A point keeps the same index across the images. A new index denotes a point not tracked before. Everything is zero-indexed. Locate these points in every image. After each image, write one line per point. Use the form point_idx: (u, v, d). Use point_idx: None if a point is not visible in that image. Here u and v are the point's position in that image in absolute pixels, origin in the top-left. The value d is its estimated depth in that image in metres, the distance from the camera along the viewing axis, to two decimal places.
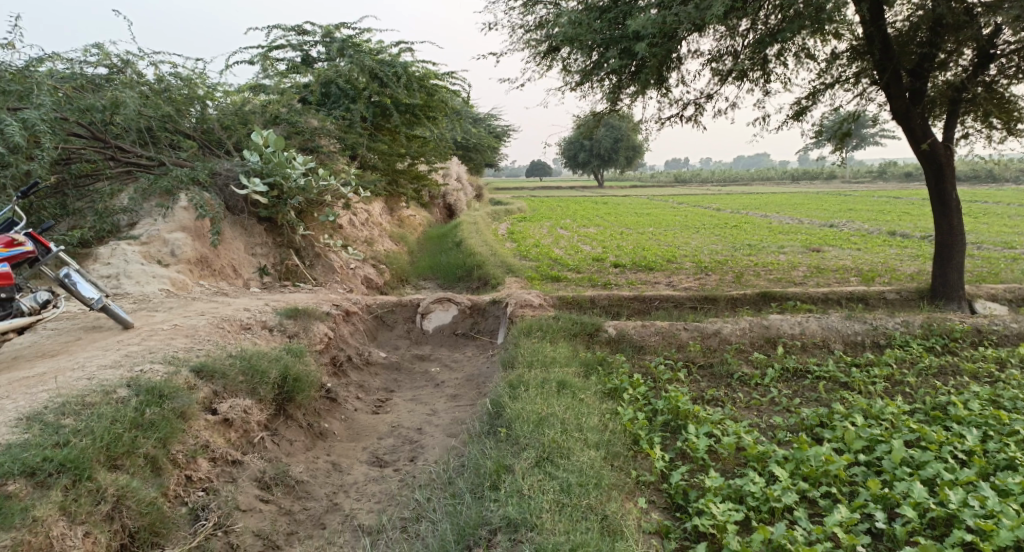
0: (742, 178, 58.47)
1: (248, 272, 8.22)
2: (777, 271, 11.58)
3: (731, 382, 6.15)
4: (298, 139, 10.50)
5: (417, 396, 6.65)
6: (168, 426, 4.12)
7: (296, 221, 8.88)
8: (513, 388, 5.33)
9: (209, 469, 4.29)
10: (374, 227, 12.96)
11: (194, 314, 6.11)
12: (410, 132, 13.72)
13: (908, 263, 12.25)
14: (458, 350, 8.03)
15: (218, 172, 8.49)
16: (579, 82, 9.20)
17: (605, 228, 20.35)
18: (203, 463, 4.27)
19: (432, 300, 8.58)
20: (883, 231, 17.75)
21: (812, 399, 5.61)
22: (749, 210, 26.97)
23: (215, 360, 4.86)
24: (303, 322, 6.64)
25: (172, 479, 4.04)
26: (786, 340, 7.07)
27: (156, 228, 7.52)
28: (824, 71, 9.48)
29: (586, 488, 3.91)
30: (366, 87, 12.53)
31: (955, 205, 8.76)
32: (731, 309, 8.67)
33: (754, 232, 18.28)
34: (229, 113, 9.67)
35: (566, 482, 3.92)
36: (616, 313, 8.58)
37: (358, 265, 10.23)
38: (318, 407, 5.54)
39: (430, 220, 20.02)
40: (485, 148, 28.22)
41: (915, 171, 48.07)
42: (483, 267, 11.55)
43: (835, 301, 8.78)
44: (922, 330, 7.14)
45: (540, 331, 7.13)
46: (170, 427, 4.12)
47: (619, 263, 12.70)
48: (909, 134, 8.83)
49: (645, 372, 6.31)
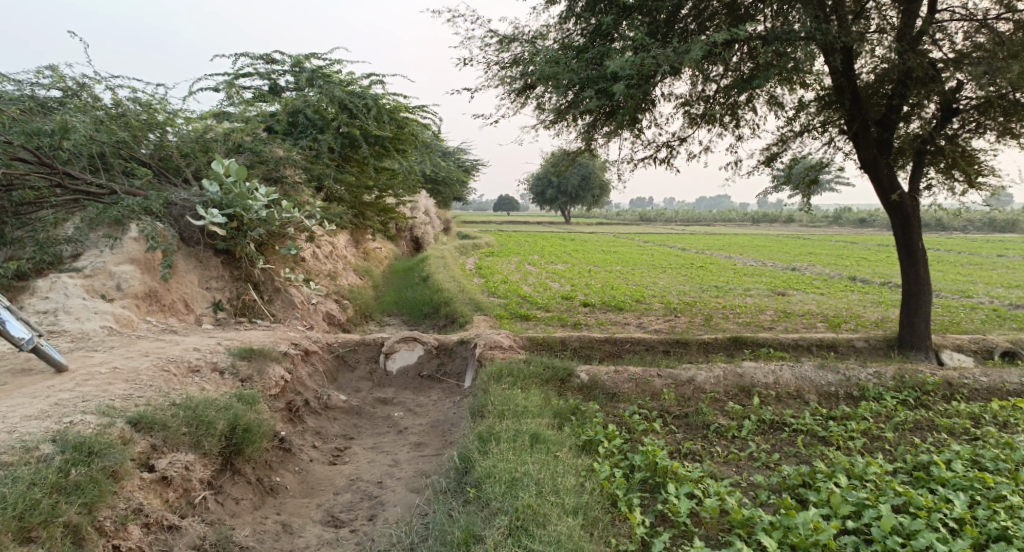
0: (705, 219, 59.57)
1: (201, 307, 7.77)
2: (745, 314, 11.55)
3: (708, 434, 5.94)
4: (261, 169, 10.15)
5: (378, 444, 6.26)
6: (95, 488, 3.72)
7: (255, 254, 8.48)
8: (483, 440, 5.01)
9: (141, 537, 3.86)
10: (337, 260, 12.56)
11: (137, 355, 5.67)
12: (379, 164, 13.48)
13: (872, 309, 12.36)
14: (423, 393, 7.66)
15: (174, 202, 8.08)
16: (552, 120, 9.13)
17: (573, 265, 20.26)
18: (135, 531, 3.84)
19: (397, 338, 8.21)
20: (845, 275, 18.05)
21: (791, 454, 5.46)
22: (714, 251, 27.35)
23: (156, 410, 4.44)
24: (258, 364, 6.22)
25: (97, 550, 3.61)
26: (760, 389, 6.90)
27: (102, 260, 7.05)
28: (792, 119, 9.55)
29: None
30: (334, 118, 12.29)
31: (921, 254, 8.80)
32: (703, 354, 8.51)
33: (720, 273, 18.37)
34: (190, 140, 9.30)
35: None
36: (586, 357, 8.35)
37: (320, 300, 9.83)
38: (270, 459, 5.12)
39: (396, 253, 19.68)
40: (453, 182, 28.13)
41: (870, 217, 49.64)
42: (450, 305, 11.25)
43: (806, 348, 8.71)
44: (895, 381, 7.06)
45: (510, 376, 6.82)
46: (98, 489, 3.74)
47: (588, 303, 12.53)
48: (876, 184, 8.88)
49: (618, 422, 6.05)
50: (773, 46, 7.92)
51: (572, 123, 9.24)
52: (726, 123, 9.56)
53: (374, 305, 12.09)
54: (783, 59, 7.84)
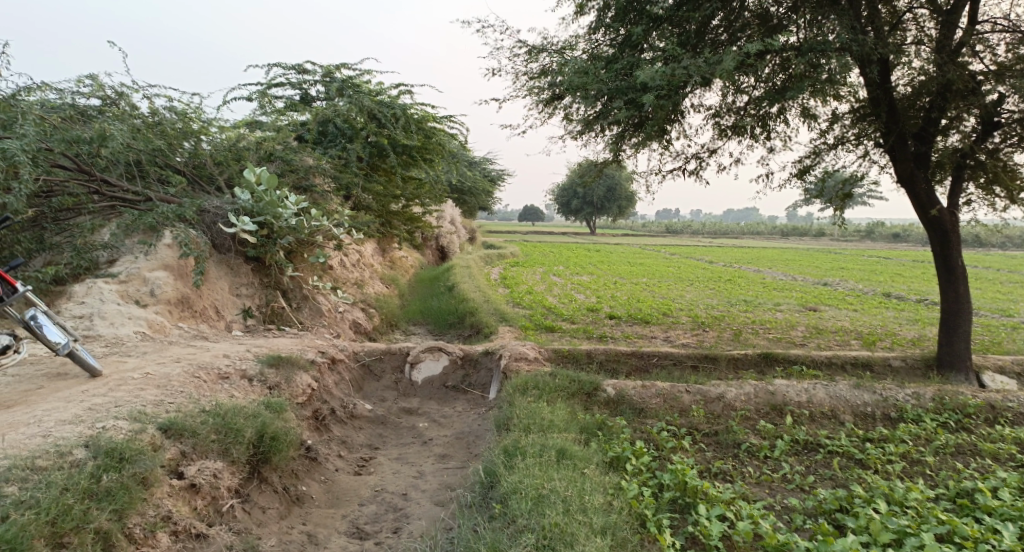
0: (732, 231, 58.91)
1: (231, 314, 7.84)
2: (775, 329, 11.33)
3: (738, 453, 5.81)
4: (292, 177, 10.26)
5: (403, 454, 6.23)
6: (125, 495, 3.75)
7: (285, 262, 8.56)
8: (510, 455, 4.95)
9: (169, 545, 3.87)
10: (365, 269, 12.64)
11: (169, 361, 5.72)
12: (407, 173, 13.57)
13: (907, 327, 12.07)
14: (448, 404, 7.62)
15: (206, 209, 8.20)
16: (580, 131, 9.10)
17: (598, 277, 20.12)
18: (163, 538, 3.85)
19: (423, 348, 8.20)
20: (878, 292, 17.67)
21: (826, 477, 5.32)
22: (742, 264, 27.02)
23: (186, 417, 4.47)
24: (285, 372, 6.24)
25: None
26: (792, 408, 6.74)
27: (137, 266, 7.16)
28: (826, 131, 9.35)
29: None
30: (364, 127, 12.40)
31: (961, 272, 8.55)
32: (733, 370, 8.36)
33: (749, 288, 18.12)
34: (223, 149, 9.45)
35: None
36: (613, 370, 8.25)
37: (347, 309, 9.87)
38: (296, 468, 5.12)
39: (422, 262, 19.75)
40: (480, 192, 28.23)
41: (903, 232, 48.64)
42: (476, 315, 11.23)
43: (840, 366, 8.50)
44: (934, 404, 6.84)
45: (536, 389, 6.76)
46: (128, 496, 3.76)
47: (615, 315, 12.42)
48: (914, 201, 8.66)
49: (647, 439, 5.94)
50: (807, 57, 7.79)
51: (601, 134, 9.20)
52: (757, 135, 9.44)
53: (401, 314, 12.12)
54: (817, 71, 7.69)
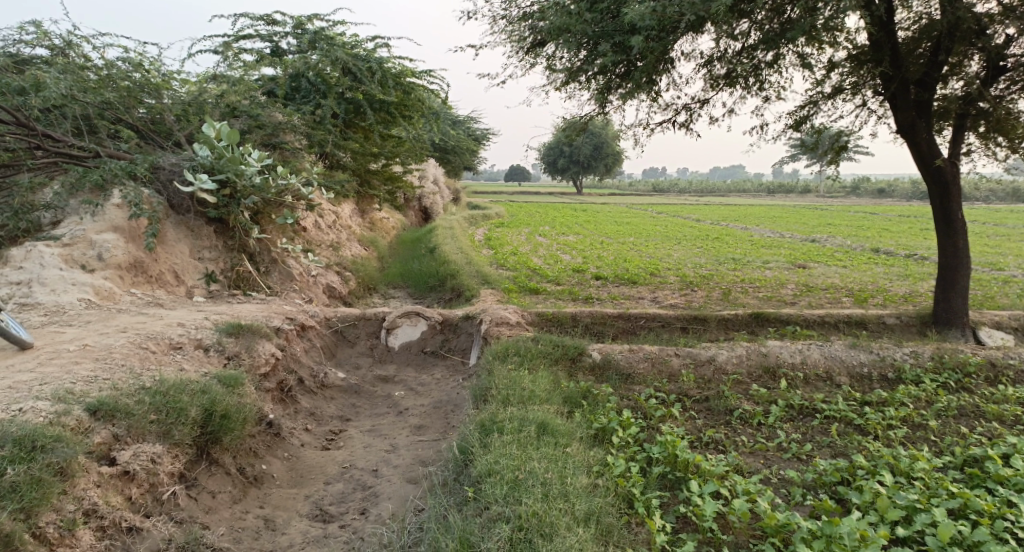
0: (719, 188, 58.46)
1: (192, 278, 7.33)
2: (765, 288, 10.97)
3: (731, 420, 5.46)
4: (260, 134, 9.61)
5: (376, 426, 5.84)
6: (35, 491, 3.32)
7: (249, 223, 8.00)
8: (486, 431, 4.56)
9: (93, 544, 3.47)
10: (341, 230, 12.08)
11: (114, 330, 5.25)
12: (385, 131, 12.93)
13: (898, 283, 11.80)
14: (426, 372, 7.22)
15: (161, 166, 7.62)
16: (564, 81, 8.56)
17: (585, 237, 19.68)
18: (86, 536, 3.44)
19: (399, 313, 7.74)
20: (867, 247, 17.38)
21: (824, 445, 5.00)
22: (729, 222, 26.63)
23: (119, 396, 4.04)
24: (246, 341, 5.77)
25: None
26: (786, 370, 6.41)
27: (82, 228, 6.64)
28: (822, 80, 8.87)
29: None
30: (338, 82, 11.71)
31: (961, 226, 8.18)
32: (723, 332, 8.01)
33: (736, 245, 17.78)
34: (182, 102, 8.79)
35: None
36: (599, 334, 7.88)
37: (320, 272, 9.37)
38: (254, 446, 4.71)
39: (404, 223, 19.19)
40: (464, 151, 27.46)
41: (888, 187, 48.43)
42: (457, 277, 10.77)
43: (833, 325, 8.17)
44: (933, 363, 6.53)
45: (517, 356, 6.35)
46: (40, 491, 3.34)
47: (601, 275, 12.03)
48: (914, 150, 8.24)
49: (634, 407, 5.57)
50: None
51: (585, 84, 8.64)
52: (750, 85, 8.94)
53: (379, 277, 11.65)
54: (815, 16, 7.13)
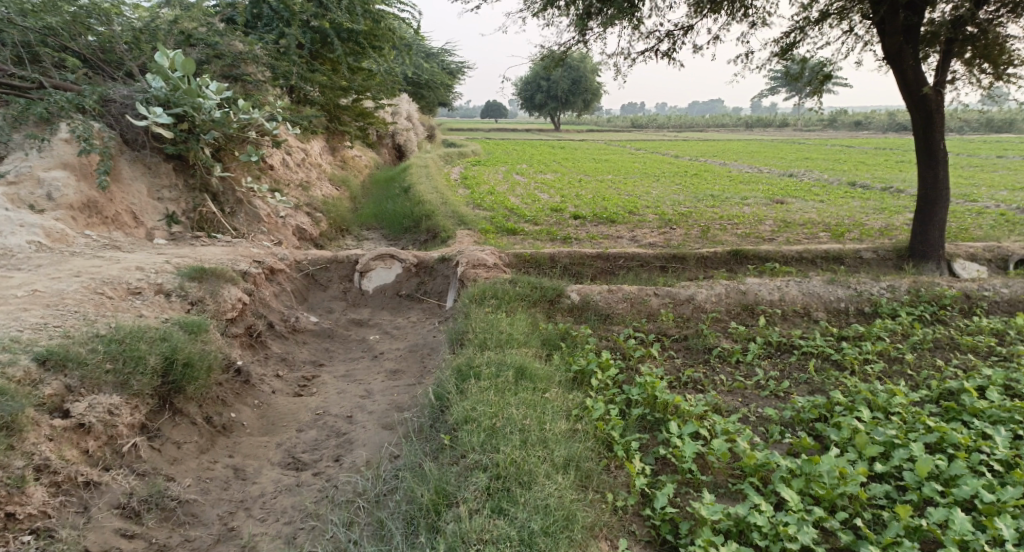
0: (697, 124, 57.81)
1: (152, 220, 7.00)
2: (744, 224, 10.88)
3: (710, 359, 5.42)
4: (218, 65, 9.05)
5: (351, 371, 5.70)
6: None
7: (211, 160, 7.59)
8: (462, 376, 4.45)
9: (47, 501, 3.32)
10: (311, 169, 11.66)
11: (68, 274, 4.98)
12: (354, 63, 12.34)
13: (874, 217, 11.79)
14: (401, 315, 7.06)
15: (111, 99, 7.14)
16: (540, 6, 8.12)
17: (562, 174, 19.36)
18: (37, 493, 3.29)
19: (372, 255, 7.51)
20: (844, 181, 17.32)
21: (801, 382, 4.98)
22: (707, 157, 26.34)
23: (70, 345, 3.85)
24: (211, 286, 5.52)
25: None
26: (765, 308, 6.35)
27: (27, 167, 6.24)
28: (808, 5, 8.56)
29: (552, 535, 3.13)
30: (301, 9, 11.05)
31: (942, 156, 8.09)
32: (701, 270, 7.92)
33: (714, 181, 17.63)
34: (133, 30, 8.20)
35: (528, 529, 3.12)
36: (577, 275, 7.75)
37: (290, 213, 9.03)
38: (222, 394, 4.55)
39: (377, 161, 18.66)
40: (438, 85, 26.60)
41: (865, 121, 48.28)
42: (432, 217, 10.50)
43: (811, 261, 8.13)
44: (909, 296, 6.52)
45: (494, 299, 6.20)
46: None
47: (579, 213, 11.83)
48: (899, 79, 8.04)
49: (612, 347, 5.50)
50: None
51: (563, 9, 8.22)
52: (734, 11, 8.61)
53: (352, 217, 11.34)
54: None
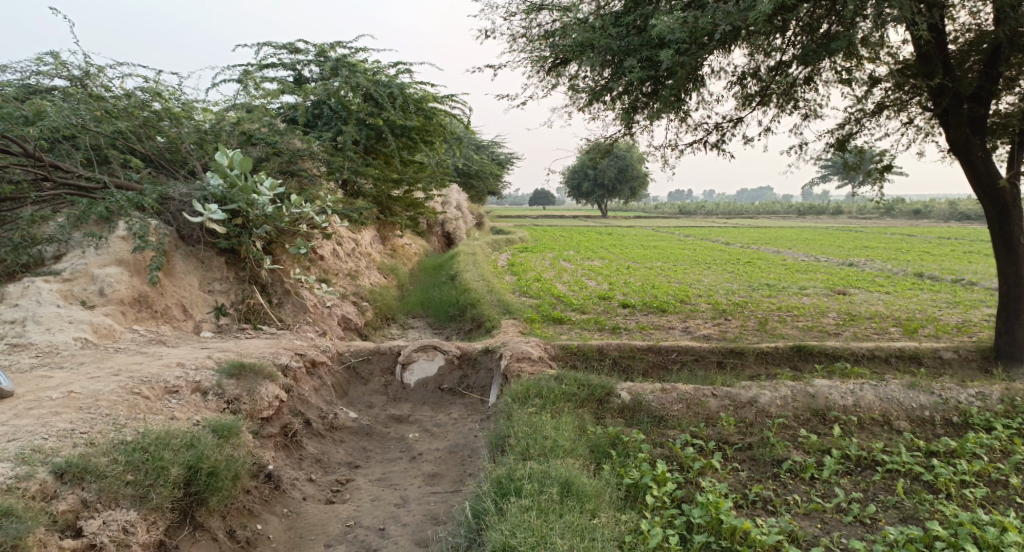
0: (747, 210, 57.42)
1: (201, 312, 7.01)
2: (803, 317, 10.31)
3: (779, 473, 4.89)
4: (276, 162, 9.33)
5: (387, 474, 5.37)
6: None
7: (261, 253, 7.65)
8: (503, 490, 4.08)
9: None
10: (361, 258, 11.76)
11: (107, 373, 4.91)
12: (407, 156, 12.67)
13: (948, 310, 11.08)
14: (443, 411, 6.74)
15: (171, 197, 7.37)
16: (587, 103, 8.20)
17: (611, 262, 19.16)
18: None
19: (415, 347, 7.30)
20: (909, 271, 16.56)
21: (889, 505, 4.44)
22: (760, 246, 25.86)
23: (91, 455, 3.73)
24: (249, 382, 5.35)
25: None
26: (837, 413, 5.80)
27: (84, 262, 6.38)
28: (863, 97, 8.43)
29: None
30: (358, 108, 11.50)
31: (1023, 251, 7.55)
32: (762, 367, 7.42)
33: (769, 270, 17.11)
34: (199, 131, 8.58)
35: None
36: (627, 369, 7.35)
37: (336, 303, 8.99)
38: (249, 503, 4.34)
39: (427, 249, 18.90)
40: (488, 175, 27.28)
41: (922, 208, 47.13)
42: (478, 306, 10.33)
43: (884, 360, 7.53)
44: (1003, 406, 5.88)
45: (540, 398, 5.83)
46: None
47: (628, 303, 11.51)
48: (969, 172, 7.64)
49: (668, 456, 5.02)
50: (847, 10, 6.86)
51: (610, 105, 8.26)
52: (786, 105, 8.54)
53: (398, 305, 11.28)
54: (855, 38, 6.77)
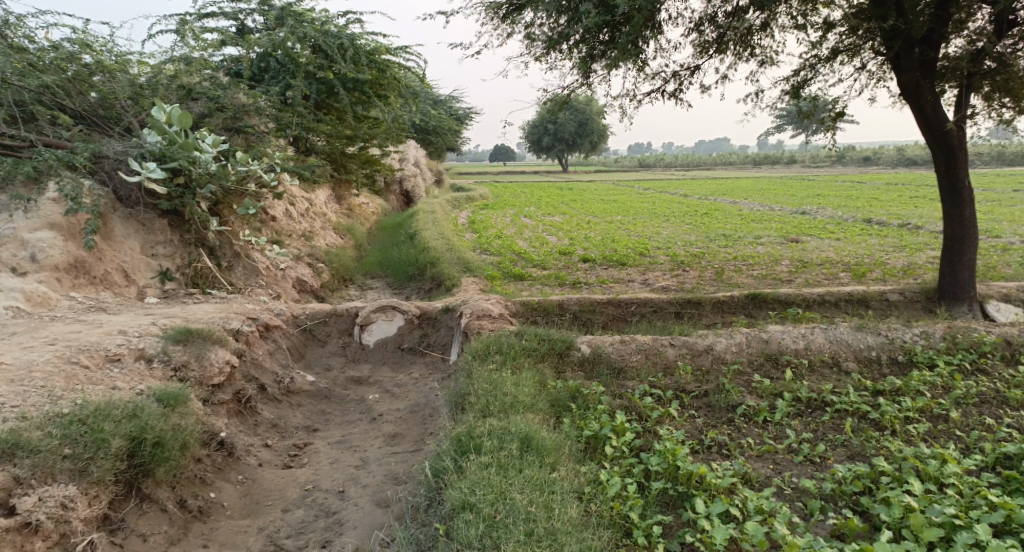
0: (705, 162, 57.86)
1: (144, 277, 6.72)
2: (758, 265, 10.46)
3: (734, 419, 4.98)
4: (220, 118, 8.89)
5: (347, 436, 5.30)
6: None
7: (206, 215, 7.32)
8: (462, 449, 4.04)
9: None
10: (315, 218, 11.44)
11: (42, 343, 4.67)
12: (360, 111, 12.23)
13: (895, 255, 11.39)
14: (403, 371, 6.66)
15: (105, 155, 6.96)
16: (543, 51, 7.97)
17: (571, 216, 19.13)
18: None
19: (373, 307, 7.16)
20: (858, 218, 16.94)
21: (838, 444, 4.57)
22: (717, 196, 26.13)
23: (24, 430, 3.57)
24: (197, 348, 5.16)
25: None
26: (790, 358, 5.92)
27: (12, 227, 6.02)
28: (818, 43, 8.41)
29: None
30: (306, 61, 11.01)
31: (967, 194, 7.72)
32: (719, 315, 7.52)
33: (725, 220, 17.30)
34: (133, 86, 8.09)
35: None
36: (587, 322, 7.35)
37: (289, 265, 8.74)
38: (200, 472, 4.25)
39: (385, 208, 18.55)
40: (445, 131, 26.77)
41: (872, 156, 48.19)
42: (437, 264, 10.19)
43: (834, 304, 7.71)
44: (945, 344, 6.07)
45: (499, 354, 5.79)
46: None
47: (588, 256, 11.52)
48: (917, 116, 7.74)
49: (627, 407, 5.05)
50: None
51: (566, 53, 8.04)
52: (742, 52, 8.46)
53: (355, 265, 11.07)
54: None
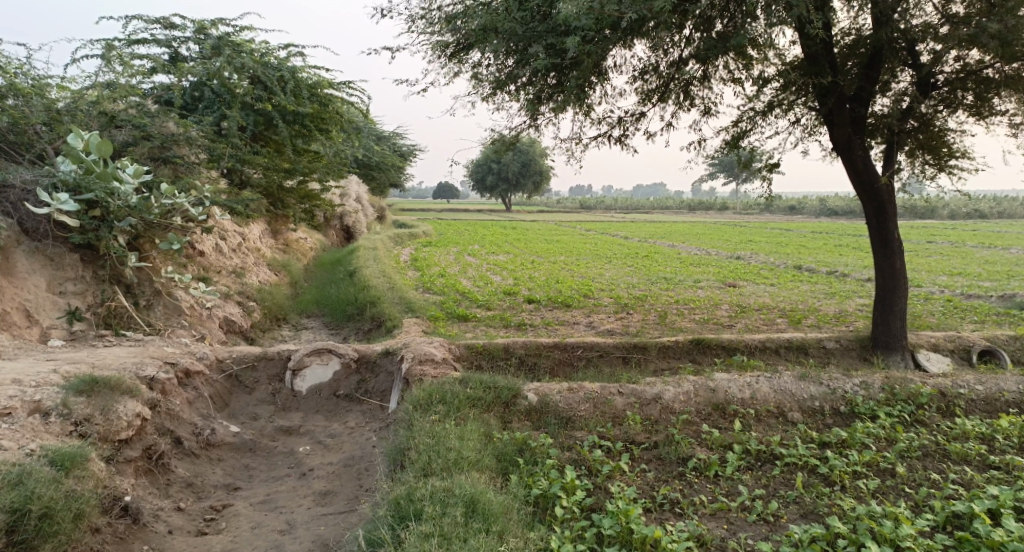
0: (643, 206, 59.40)
1: (49, 317, 6.12)
2: (700, 310, 10.51)
3: (685, 473, 4.81)
4: (146, 147, 8.37)
5: (273, 494, 4.84)
6: None
7: (124, 250, 6.78)
8: (400, 515, 3.71)
9: None
10: (247, 253, 10.89)
11: None
12: (301, 144, 11.83)
13: (826, 301, 11.70)
14: (338, 420, 6.23)
15: (11, 184, 6.40)
16: (490, 92, 7.87)
17: (515, 256, 19.03)
18: None
19: (307, 351, 6.70)
20: (789, 264, 17.50)
21: (790, 501, 4.44)
22: (656, 239, 26.64)
23: None
24: (104, 399, 4.63)
25: None
26: (737, 407, 5.82)
27: None
28: (756, 96, 8.62)
29: None
30: (244, 91, 10.60)
31: (897, 244, 7.95)
32: (664, 361, 7.42)
33: (665, 263, 17.55)
34: (50, 111, 7.52)
35: None
36: (533, 368, 7.12)
37: (217, 303, 8.20)
38: (96, 545, 3.83)
39: (324, 243, 18.01)
40: (389, 167, 26.51)
41: (798, 205, 50.56)
42: (377, 305, 9.80)
43: (775, 351, 7.75)
44: (885, 394, 6.11)
45: (443, 404, 5.46)
46: None
47: (532, 298, 11.35)
48: (849, 169, 7.96)
49: (577, 461, 4.80)
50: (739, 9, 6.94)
51: (513, 94, 7.97)
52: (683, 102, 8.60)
53: (290, 303, 10.55)
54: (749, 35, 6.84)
